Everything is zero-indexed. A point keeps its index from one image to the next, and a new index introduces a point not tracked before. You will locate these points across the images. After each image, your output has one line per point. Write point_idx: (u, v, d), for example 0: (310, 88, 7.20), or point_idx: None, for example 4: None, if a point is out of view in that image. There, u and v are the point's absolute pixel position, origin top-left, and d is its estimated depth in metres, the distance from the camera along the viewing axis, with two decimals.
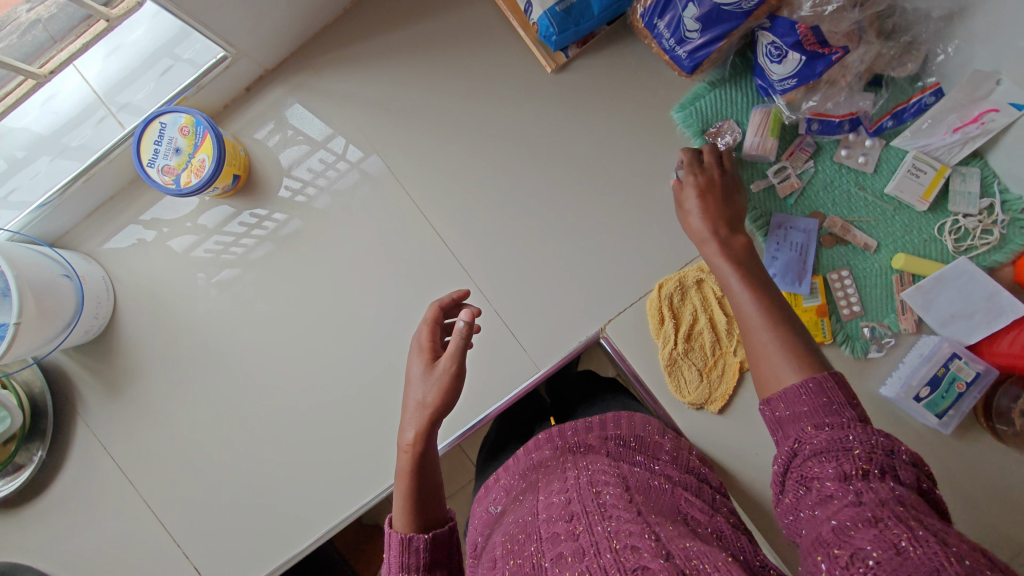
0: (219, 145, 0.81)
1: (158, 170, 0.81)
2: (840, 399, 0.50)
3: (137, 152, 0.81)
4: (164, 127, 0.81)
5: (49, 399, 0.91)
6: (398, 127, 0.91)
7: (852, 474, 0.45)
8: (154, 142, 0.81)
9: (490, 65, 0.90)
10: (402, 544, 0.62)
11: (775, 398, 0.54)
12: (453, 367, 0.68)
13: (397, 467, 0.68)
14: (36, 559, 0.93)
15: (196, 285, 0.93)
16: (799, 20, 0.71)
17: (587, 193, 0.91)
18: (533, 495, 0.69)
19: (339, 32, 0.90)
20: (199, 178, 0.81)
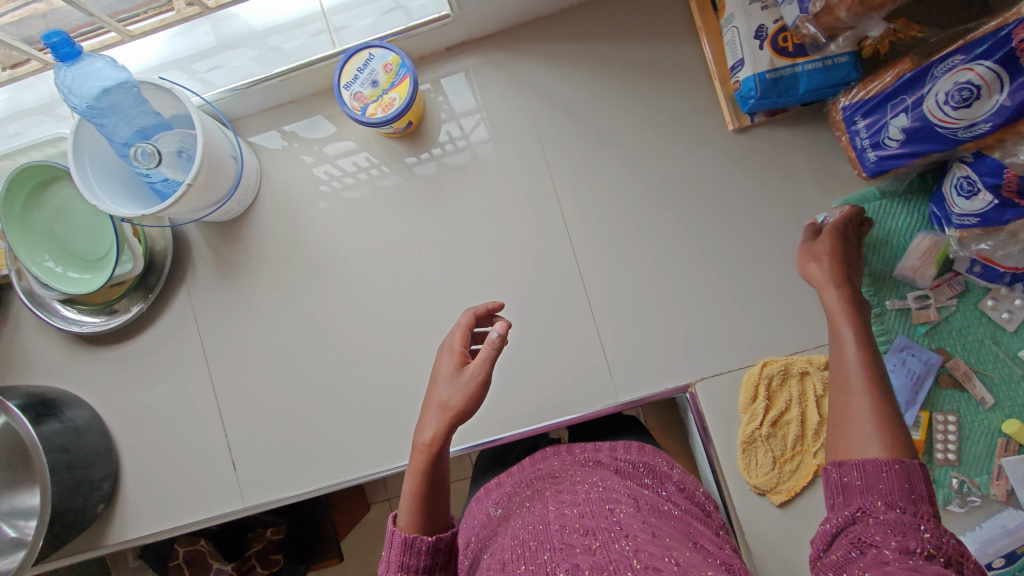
0: (413, 91, 0.84)
1: (350, 95, 0.86)
2: (920, 486, 0.50)
3: (338, 73, 0.86)
4: (370, 58, 0.85)
5: (169, 262, 0.95)
6: (569, 130, 0.94)
7: (917, 552, 0.46)
8: (353, 69, 0.85)
9: (676, 102, 0.91)
10: (404, 544, 0.64)
11: (848, 464, 0.53)
12: (481, 374, 0.68)
13: (411, 466, 0.68)
14: (99, 399, 0.98)
15: (332, 208, 0.97)
16: (1008, 165, 0.69)
17: (723, 253, 0.91)
18: (542, 505, 0.69)
19: (548, 26, 0.93)
20: (385, 114, 0.84)
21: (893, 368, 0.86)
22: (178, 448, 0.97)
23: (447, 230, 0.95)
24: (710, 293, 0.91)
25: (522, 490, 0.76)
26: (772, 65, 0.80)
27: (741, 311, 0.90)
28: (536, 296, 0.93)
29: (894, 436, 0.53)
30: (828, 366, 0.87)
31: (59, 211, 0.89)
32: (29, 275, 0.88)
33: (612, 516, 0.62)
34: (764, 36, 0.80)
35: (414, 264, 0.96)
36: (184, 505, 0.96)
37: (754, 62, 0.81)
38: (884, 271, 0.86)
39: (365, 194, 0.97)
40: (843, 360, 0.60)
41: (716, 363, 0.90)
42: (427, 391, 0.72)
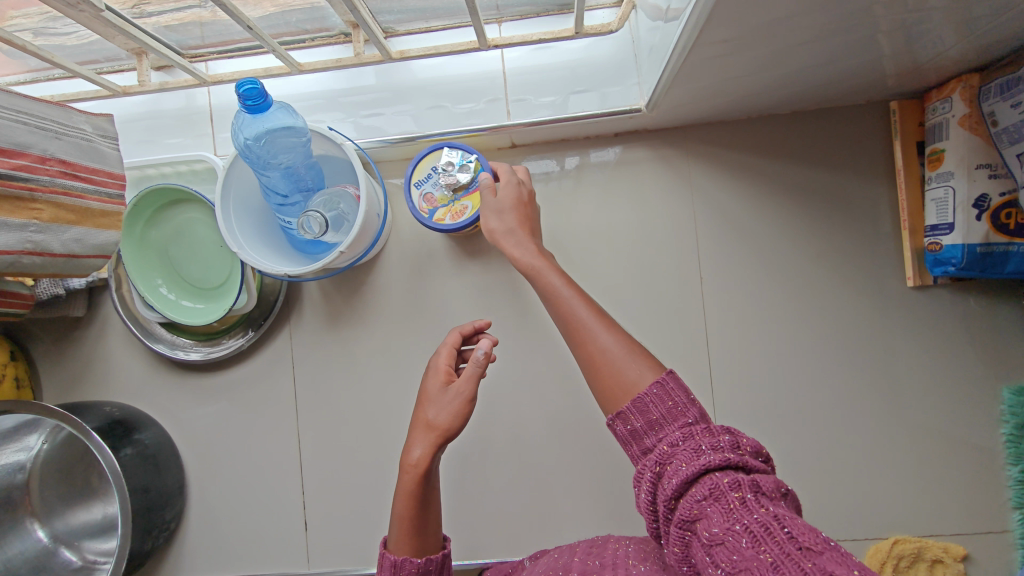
0: None
1: (427, 187, 0.77)
2: (682, 398, 0.48)
3: (411, 169, 0.77)
4: (465, 159, 0.75)
5: (279, 300, 0.89)
6: (729, 245, 0.86)
7: (733, 504, 0.40)
8: (443, 161, 0.76)
9: (854, 242, 0.84)
10: (391, 566, 0.62)
11: (627, 411, 0.49)
12: (468, 391, 0.65)
13: (399, 489, 0.64)
14: (175, 423, 0.92)
15: (457, 273, 0.90)
16: None
17: (872, 412, 0.84)
18: (565, 552, 0.62)
19: (730, 131, 0.86)
20: (453, 222, 0.75)
21: None
22: (248, 493, 0.91)
23: None
24: (851, 453, 0.84)
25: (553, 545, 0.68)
26: (986, 239, 0.74)
27: (881, 479, 0.83)
28: None
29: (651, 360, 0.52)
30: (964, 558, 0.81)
31: (178, 231, 0.83)
32: (136, 294, 0.83)
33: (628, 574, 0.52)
34: (985, 207, 0.73)
35: (534, 352, 0.89)
36: (244, 555, 0.91)
37: (966, 231, 0.74)
38: None
39: (495, 266, 0.90)
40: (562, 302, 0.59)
41: (841, 530, 0.83)
42: (416, 409, 0.68)
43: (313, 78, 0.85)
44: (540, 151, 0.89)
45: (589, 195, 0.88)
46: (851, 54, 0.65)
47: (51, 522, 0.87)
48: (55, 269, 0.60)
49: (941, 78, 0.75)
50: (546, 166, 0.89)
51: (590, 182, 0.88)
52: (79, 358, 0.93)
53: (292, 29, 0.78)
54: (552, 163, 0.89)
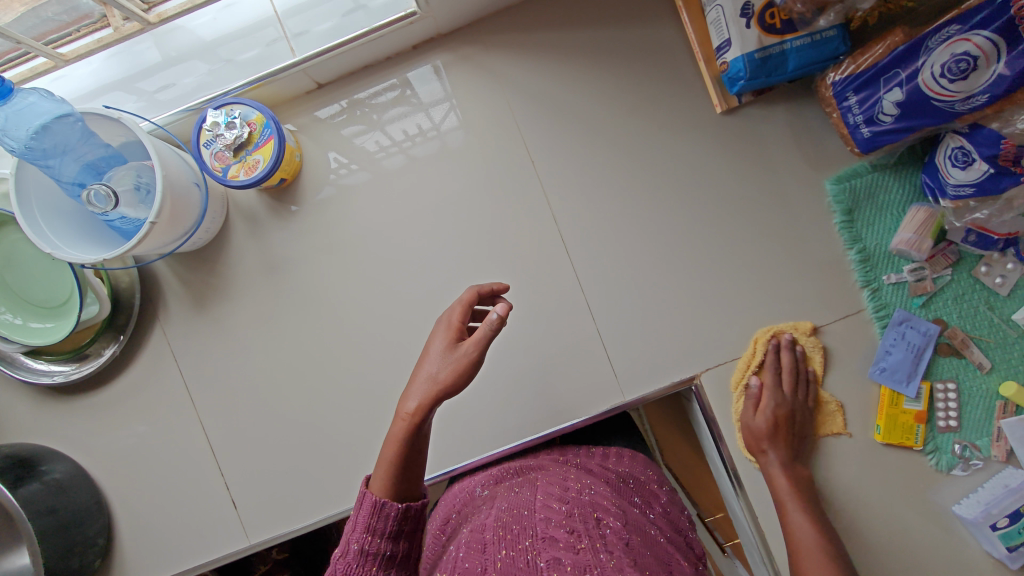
0: (279, 151, 0.80)
1: (209, 154, 0.80)
2: None
3: (195, 133, 0.80)
4: (230, 117, 0.79)
5: (137, 300, 0.89)
6: (550, 124, 0.89)
7: None
8: (208, 124, 0.79)
9: (660, 87, 0.87)
10: (373, 506, 0.60)
11: None
12: (473, 352, 0.65)
13: (388, 435, 0.63)
14: (79, 448, 0.92)
15: (305, 224, 0.91)
16: (881, 106, 0.74)
17: (719, 240, 0.88)
18: (530, 492, 0.70)
19: (519, 14, 0.88)
20: (248, 176, 0.80)
21: (893, 341, 0.85)
22: (170, 491, 0.93)
23: (433, 239, 0.91)
24: (710, 282, 0.88)
25: (516, 480, 0.76)
26: (761, 44, 0.77)
27: (742, 298, 0.88)
28: (530, 299, 0.90)
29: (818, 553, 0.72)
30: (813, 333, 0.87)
31: (8, 258, 0.83)
32: None
33: (601, 526, 0.60)
34: (751, 13, 0.76)
35: (400, 277, 0.91)
36: (184, 549, 0.93)
37: (741, 41, 0.77)
38: (882, 248, 0.85)
39: (340, 207, 0.91)
40: (800, 539, 0.74)
41: (720, 354, 0.88)
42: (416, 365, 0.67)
43: (87, 70, 0.82)
44: (348, 84, 0.90)
45: (407, 114, 0.90)
46: None
47: None
48: None
49: None
50: (415, 122, 0.90)
51: (405, 100, 0.90)
52: None
53: (55, 24, 0.76)
54: (421, 118, 0.90)
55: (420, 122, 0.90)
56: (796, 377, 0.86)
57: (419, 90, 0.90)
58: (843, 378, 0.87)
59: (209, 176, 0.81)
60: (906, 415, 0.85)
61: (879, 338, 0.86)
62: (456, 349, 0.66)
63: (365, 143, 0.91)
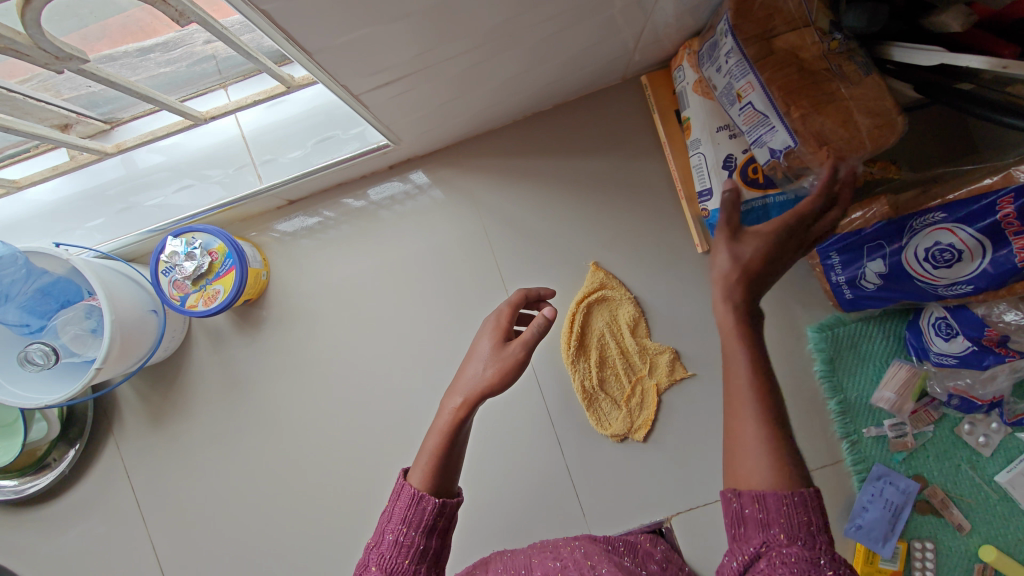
0: (241, 280, 0.77)
1: (167, 282, 0.77)
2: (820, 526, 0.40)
3: (153, 259, 0.77)
4: (189, 246, 0.76)
5: (91, 414, 0.86)
6: (527, 250, 0.86)
7: None
8: (166, 253, 0.76)
9: (642, 222, 0.85)
10: (409, 498, 0.48)
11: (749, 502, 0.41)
12: (522, 353, 0.55)
13: (430, 426, 0.52)
14: (20, 564, 0.88)
15: (269, 342, 0.88)
16: (862, 272, 0.72)
17: (698, 380, 0.85)
18: (526, 554, 0.73)
19: (499, 137, 0.85)
20: (205, 307, 0.76)
21: (870, 498, 0.83)
22: None
23: (401, 363, 0.87)
24: (686, 423, 0.85)
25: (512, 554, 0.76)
26: (742, 198, 0.75)
27: (718, 441, 0.85)
28: (499, 428, 0.87)
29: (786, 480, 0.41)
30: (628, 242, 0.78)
31: None
32: None
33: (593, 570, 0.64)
34: (733, 166, 0.74)
35: (365, 400, 0.88)
36: None
37: (722, 194, 0.75)
38: (863, 400, 0.83)
39: (305, 324, 0.88)
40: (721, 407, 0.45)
41: (694, 498, 0.85)
42: (459, 365, 0.57)
43: (51, 187, 0.81)
44: (319, 202, 0.87)
45: (382, 230, 0.87)
46: (547, 53, 0.66)
47: None
48: None
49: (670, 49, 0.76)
50: (391, 237, 0.87)
51: (388, 215, 0.87)
52: None
53: (7, 143, 0.71)
54: (398, 188, 0.87)
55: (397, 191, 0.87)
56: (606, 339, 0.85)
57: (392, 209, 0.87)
58: None
59: (167, 303, 0.77)
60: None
61: (856, 491, 0.84)
62: (505, 347, 0.56)
63: (336, 251, 0.87)
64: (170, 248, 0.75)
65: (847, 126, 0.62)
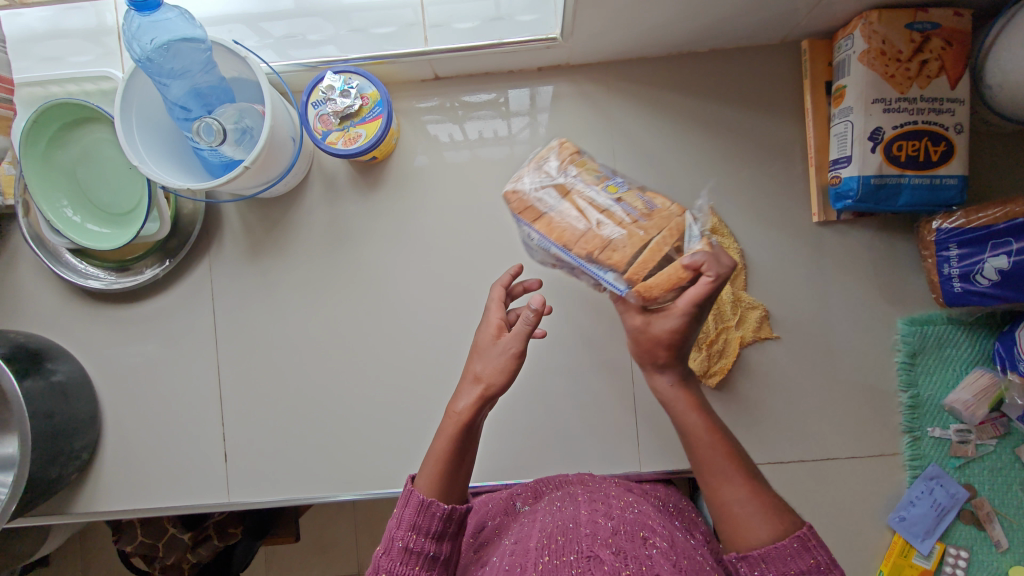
0: (383, 131, 0.79)
1: (315, 114, 0.79)
2: (821, 559, 0.51)
3: (308, 90, 0.79)
4: (346, 85, 0.78)
5: (196, 232, 0.88)
6: (648, 181, 0.88)
7: None
8: (323, 86, 0.78)
9: (766, 181, 0.87)
10: (419, 505, 0.60)
11: (754, 557, 0.52)
12: (514, 346, 0.63)
13: (439, 429, 0.64)
14: (90, 356, 0.90)
15: (380, 207, 0.90)
16: (982, 267, 0.74)
17: (780, 343, 0.87)
18: (574, 503, 0.67)
19: (650, 67, 0.88)
20: (345, 147, 0.79)
21: (919, 495, 0.85)
22: (164, 425, 0.90)
23: (500, 260, 0.89)
24: (758, 382, 0.87)
25: (557, 490, 0.74)
26: (880, 171, 0.77)
27: (784, 407, 0.87)
28: (577, 344, 0.88)
29: (778, 515, 0.54)
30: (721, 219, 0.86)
31: (86, 153, 0.81)
32: (42, 218, 0.81)
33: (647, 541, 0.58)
34: (878, 140, 0.76)
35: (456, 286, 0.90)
36: (166, 491, 0.90)
37: (862, 163, 0.77)
38: (935, 401, 0.85)
39: (419, 198, 0.90)
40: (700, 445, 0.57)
41: (747, 455, 0.87)
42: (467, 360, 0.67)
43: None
44: (462, 85, 0.89)
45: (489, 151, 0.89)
46: None
47: None
48: None
49: (846, 16, 0.78)
50: (521, 136, 0.89)
51: (486, 146, 0.90)
52: None
53: None
54: (501, 124, 0.89)
55: (499, 126, 0.89)
56: None
57: (507, 135, 0.89)
58: (860, 512, 0.87)
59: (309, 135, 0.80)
60: (911, 569, 0.85)
61: (906, 486, 0.86)
62: (499, 343, 0.65)
63: (466, 135, 0.89)
64: (329, 80, 0.77)
65: (617, 221, 0.58)
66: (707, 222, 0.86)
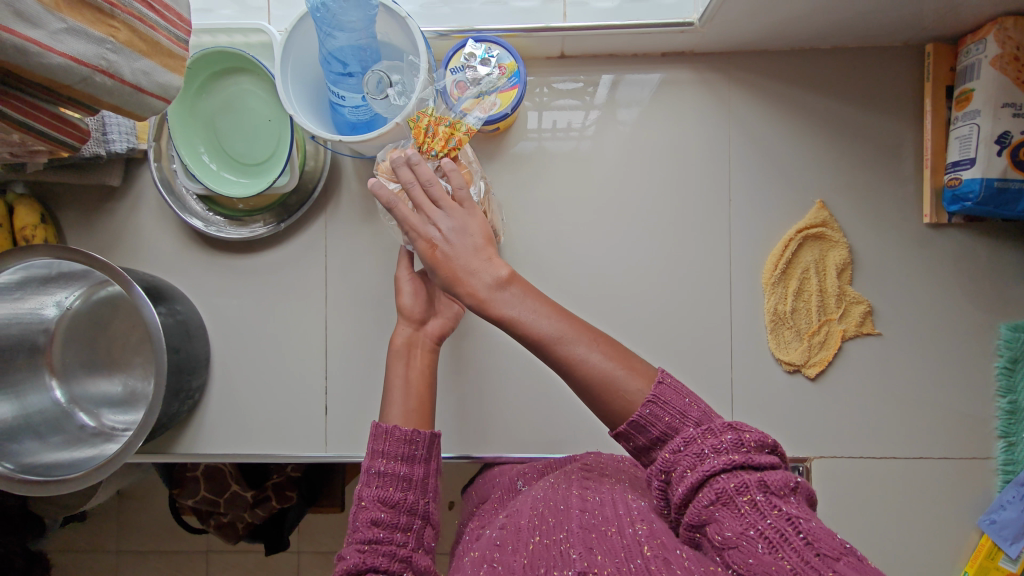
0: (517, 102, 0.82)
1: (452, 80, 0.81)
2: (675, 399, 0.53)
3: (447, 57, 0.82)
4: (487, 54, 0.81)
5: (317, 189, 0.90)
6: (760, 171, 0.90)
7: (733, 496, 0.46)
8: (465, 54, 0.81)
9: (879, 179, 0.88)
10: (378, 441, 0.65)
11: (627, 432, 0.54)
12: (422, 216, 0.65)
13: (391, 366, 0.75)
14: (202, 302, 0.93)
15: (495, 178, 0.92)
16: None
17: (884, 342, 0.88)
18: (558, 482, 0.67)
19: (770, 61, 0.90)
20: (480, 112, 0.78)
21: (1009, 499, 0.85)
22: (268, 375, 0.92)
23: (608, 239, 0.91)
24: (856, 377, 0.88)
25: (548, 474, 0.74)
26: (1004, 175, 0.78)
27: (882, 403, 0.88)
28: (679, 326, 0.90)
29: (639, 368, 0.57)
30: (824, 225, 0.88)
31: (227, 104, 0.84)
32: (179, 162, 0.84)
33: (627, 501, 0.58)
34: (1006, 144, 0.78)
35: (561, 261, 0.91)
36: (265, 438, 0.92)
37: (986, 165, 0.78)
38: None
39: (532, 170, 0.92)
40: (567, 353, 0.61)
41: (841, 449, 0.88)
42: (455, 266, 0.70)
43: None
44: (585, 65, 0.91)
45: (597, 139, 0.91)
46: None
47: (69, 384, 0.89)
48: (119, 97, 0.61)
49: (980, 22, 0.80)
50: (636, 119, 0.91)
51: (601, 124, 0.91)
52: (111, 229, 0.93)
53: None
54: (578, 115, 0.91)
55: (574, 118, 0.91)
56: (809, 275, 0.88)
57: (579, 127, 0.91)
58: (949, 513, 0.88)
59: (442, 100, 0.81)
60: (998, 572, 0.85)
61: (997, 490, 0.87)
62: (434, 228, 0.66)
63: (585, 114, 0.91)
64: (472, 48, 0.81)
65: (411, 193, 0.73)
66: (817, 216, 0.88)
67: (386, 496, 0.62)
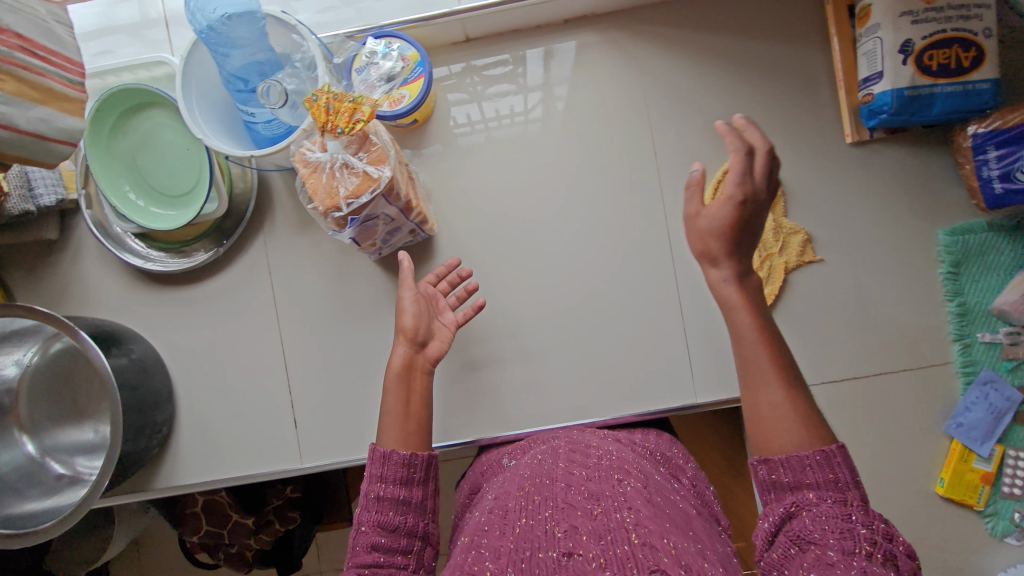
0: (425, 91, 0.82)
1: (359, 81, 0.81)
2: (843, 477, 0.53)
3: (350, 59, 0.82)
4: (388, 48, 0.82)
5: (249, 209, 0.91)
6: (680, 119, 0.90)
7: (863, 553, 0.46)
8: (366, 52, 0.82)
9: (796, 108, 0.89)
10: (381, 459, 0.66)
11: (775, 463, 0.56)
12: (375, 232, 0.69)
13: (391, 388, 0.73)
14: (157, 337, 0.94)
15: (423, 169, 0.93)
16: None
17: (827, 266, 0.89)
18: (551, 460, 0.67)
19: (672, 10, 0.90)
20: (391, 108, 0.82)
21: (974, 400, 0.86)
22: (234, 398, 0.94)
23: (543, 210, 0.92)
24: (805, 305, 0.89)
25: (539, 447, 0.75)
26: (913, 83, 0.79)
27: (834, 327, 0.89)
28: (626, 284, 0.91)
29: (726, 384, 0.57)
30: None
31: (142, 140, 0.85)
32: (107, 205, 0.85)
33: (620, 484, 0.58)
34: (910, 52, 0.78)
35: (500, 238, 0.92)
36: (241, 459, 0.94)
37: (894, 77, 0.79)
38: (984, 307, 0.86)
39: (458, 155, 0.93)
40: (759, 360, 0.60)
41: (802, 377, 0.89)
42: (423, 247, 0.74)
43: None
44: (491, 44, 0.92)
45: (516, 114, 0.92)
46: None
47: (40, 437, 0.90)
48: (22, 148, 0.62)
49: None
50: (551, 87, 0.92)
51: (518, 99, 0.92)
52: (57, 281, 0.94)
53: None
54: (519, 99, 0.92)
55: (515, 102, 0.92)
56: None
57: (523, 110, 0.92)
58: (917, 424, 0.89)
59: None
60: (973, 473, 0.86)
61: (960, 393, 0.88)
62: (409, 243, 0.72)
63: (499, 91, 0.92)
64: (372, 45, 0.81)
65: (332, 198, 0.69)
66: None
67: (380, 519, 0.63)
